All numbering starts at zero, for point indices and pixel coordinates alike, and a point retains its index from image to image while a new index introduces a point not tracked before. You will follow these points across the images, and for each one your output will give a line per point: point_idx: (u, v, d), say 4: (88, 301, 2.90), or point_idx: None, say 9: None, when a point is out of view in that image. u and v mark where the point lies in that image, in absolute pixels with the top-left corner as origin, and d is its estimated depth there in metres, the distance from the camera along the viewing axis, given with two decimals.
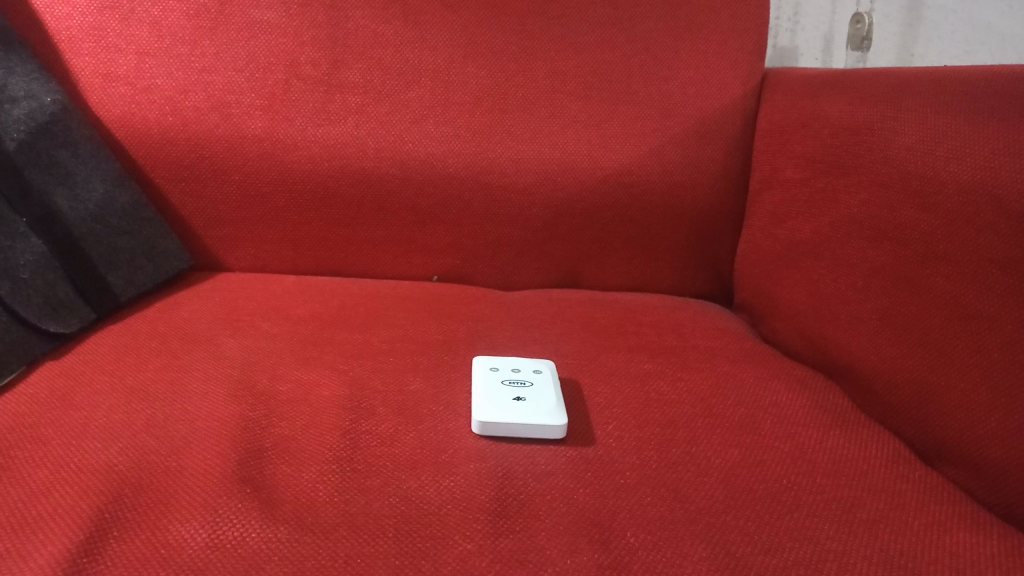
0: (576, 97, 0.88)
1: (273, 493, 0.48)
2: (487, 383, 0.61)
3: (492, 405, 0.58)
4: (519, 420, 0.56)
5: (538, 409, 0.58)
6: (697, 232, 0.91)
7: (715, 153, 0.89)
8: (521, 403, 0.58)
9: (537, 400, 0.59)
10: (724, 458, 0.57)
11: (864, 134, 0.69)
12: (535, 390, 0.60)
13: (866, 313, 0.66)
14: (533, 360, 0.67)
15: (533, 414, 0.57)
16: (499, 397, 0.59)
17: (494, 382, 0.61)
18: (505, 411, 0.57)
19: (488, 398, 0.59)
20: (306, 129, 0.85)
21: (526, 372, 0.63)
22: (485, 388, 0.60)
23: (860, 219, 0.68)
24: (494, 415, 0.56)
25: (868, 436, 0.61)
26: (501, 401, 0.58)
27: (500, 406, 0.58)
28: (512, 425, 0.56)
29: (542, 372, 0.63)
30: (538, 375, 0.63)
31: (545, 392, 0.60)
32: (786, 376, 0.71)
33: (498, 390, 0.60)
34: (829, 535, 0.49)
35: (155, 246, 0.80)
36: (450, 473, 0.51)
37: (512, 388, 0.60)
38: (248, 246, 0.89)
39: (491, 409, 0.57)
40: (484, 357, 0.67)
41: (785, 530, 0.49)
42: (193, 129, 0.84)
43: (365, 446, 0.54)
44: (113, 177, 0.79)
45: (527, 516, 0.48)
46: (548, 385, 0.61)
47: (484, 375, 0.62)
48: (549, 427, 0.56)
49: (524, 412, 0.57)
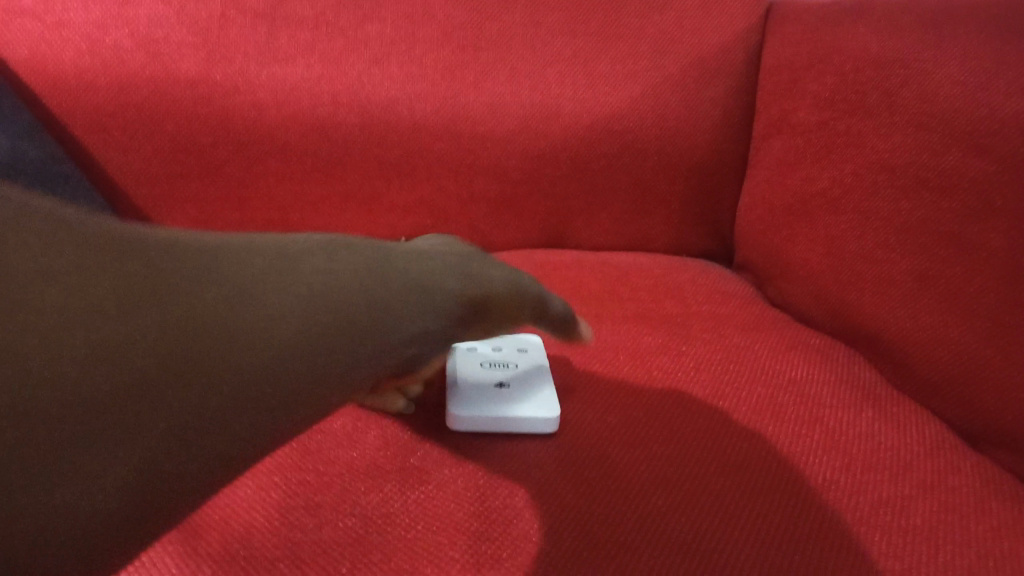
0: (557, 33, 0.77)
1: (195, 516, 0.39)
2: (461, 365, 0.52)
3: (469, 394, 0.49)
4: (504, 411, 0.47)
5: (526, 396, 0.49)
6: (696, 186, 0.80)
7: (716, 93, 0.78)
8: (505, 391, 0.50)
9: (523, 385, 0.50)
10: (746, 451, 0.49)
11: (898, 68, 0.60)
12: (521, 374, 0.52)
13: (900, 274, 0.57)
14: (516, 336, 0.58)
15: (520, 404, 0.48)
16: (477, 383, 0.50)
17: (470, 364, 0.52)
18: (485, 401, 0.48)
19: (463, 385, 0.49)
20: (249, 71, 0.73)
21: (508, 354, 0.54)
22: (459, 372, 0.51)
23: (892, 166, 0.59)
24: (471, 407, 0.47)
25: (904, 416, 0.53)
26: (479, 388, 0.49)
27: (478, 395, 0.49)
28: (495, 418, 0.47)
29: (528, 353, 0.55)
30: (523, 356, 0.54)
31: (533, 375, 0.52)
32: (804, 346, 0.62)
33: (475, 374, 0.51)
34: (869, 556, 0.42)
35: (76, 207, 0.70)
36: (421, 483, 0.43)
37: (492, 372, 0.51)
38: (187, 207, 0.77)
39: (466, 399, 0.48)
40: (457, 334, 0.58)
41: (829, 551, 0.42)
42: (116, 72, 0.72)
43: (315, 450, 0.44)
44: (25, 128, 0.69)
45: (515, 537, 0.40)
46: (537, 365, 0.53)
47: (458, 356, 0.53)
48: (541, 419, 0.47)
49: (509, 402, 0.48)
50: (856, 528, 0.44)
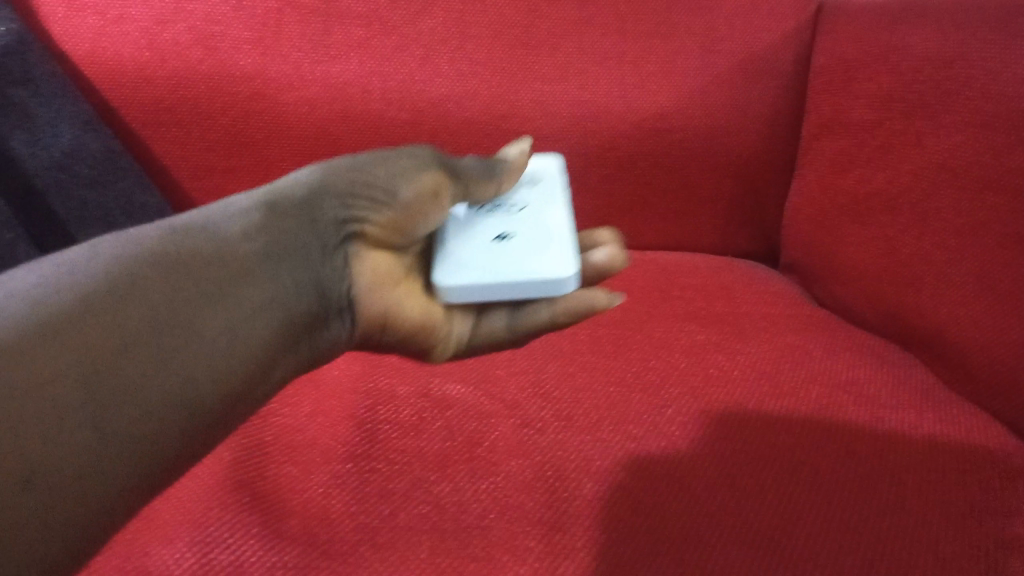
0: (608, 30, 0.74)
1: (277, 501, 0.44)
2: (462, 214, 0.53)
3: (466, 248, 0.49)
4: (508, 269, 0.48)
5: (533, 245, 0.49)
6: (744, 185, 0.80)
7: (763, 93, 0.76)
8: (506, 242, 0.50)
9: (533, 232, 0.51)
10: (810, 450, 0.49)
11: (960, 67, 0.59)
12: (528, 219, 0.52)
13: (960, 276, 0.57)
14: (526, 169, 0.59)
15: (528, 257, 0.49)
16: (475, 235, 0.51)
17: (469, 209, 0.54)
18: (483, 258, 0.49)
19: (457, 238, 0.50)
20: (303, 67, 0.73)
21: (517, 198, 0.55)
22: (458, 223, 0.52)
23: (952, 165, 0.58)
24: (466, 276, 0.48)
25: (967, 417, 0.53)
26: (476, 241, 0.50)
27: (476, 249, 0.49)
28: (495, 278, 0.48)
29: (538, 188, 0.56)
30: (531, 197, 0.55)
31: (542, 219, 0.52)
32: (857, 345, 0.62)
33: (476, 225, 0.52)
34: (928, 559, 0.43)
35: (133, 199, 0.72)
36: (489, 474, 0.46)
37: (496, 222, 0.52)
38: (240, 199, 0.79)
39: (462, 259, 0.49)
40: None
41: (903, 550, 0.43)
42: (174, 67, 0.72)
43: (385, 439, 0.47)
44: (83, 119, 0.69)
45: (588, 528, 0.43)
46: (548, 207, 0.53)
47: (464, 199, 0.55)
48: (553, 273, 0.47)
49: (514, 257, 0.49)
50: (916, 531, 0.44)
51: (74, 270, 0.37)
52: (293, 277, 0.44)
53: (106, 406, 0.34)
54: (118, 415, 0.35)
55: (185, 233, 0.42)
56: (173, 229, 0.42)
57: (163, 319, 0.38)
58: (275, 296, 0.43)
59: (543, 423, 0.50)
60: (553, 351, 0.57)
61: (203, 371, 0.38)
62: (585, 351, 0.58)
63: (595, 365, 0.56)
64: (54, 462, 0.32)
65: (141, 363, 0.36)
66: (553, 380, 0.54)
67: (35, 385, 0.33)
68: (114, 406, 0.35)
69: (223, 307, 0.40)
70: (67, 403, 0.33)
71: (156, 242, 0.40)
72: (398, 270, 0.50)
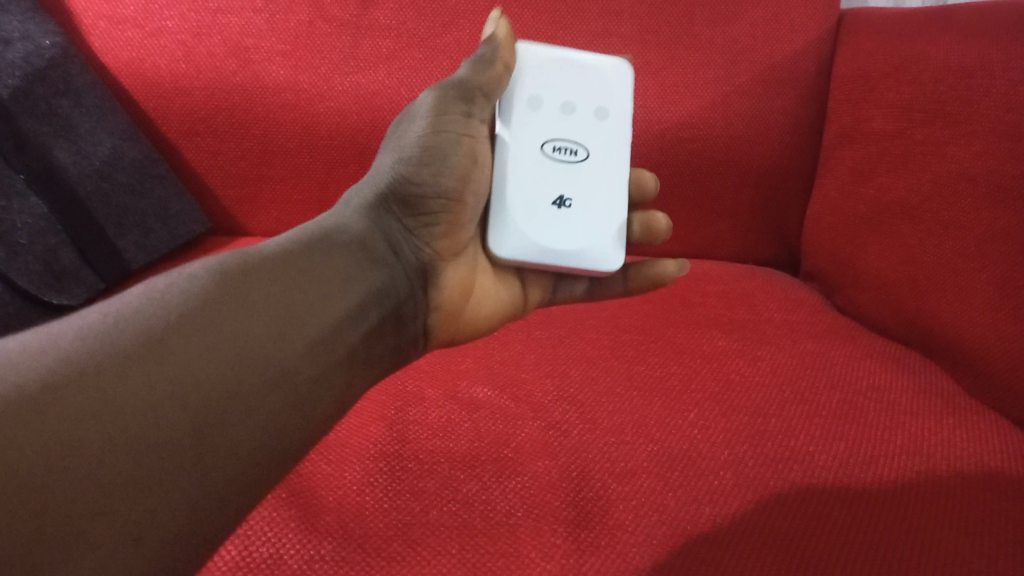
0: (630, 41, 0.75)
1: (312, 497, 0.45)
2: (524, 154, 0.50)
3: (525, 215, 0.49)
4: (563, 249, 0.50)
5: (589, 223, 0.50)
6: (765, 193, 0.80)
7: (785, 103, 0.77)
8: (566, 210, 0.50)
9: (591, 204, 0.51)
10: (831, 454, 0.50)
11: (980, 77, 0.60)
12: (587, 179, 0.51)
13: (980, 284, 0.57)
14: (599, 84, 0.53)
15: (583, 239, 0.50)
16: (535, 193, 0.50)
17: (534, 151, 0.50)
18: (541, 230, 0.49)
19: (518, 199, 0.49)
20: (333, 78, 0.75)
21: (584, 138, 0.52)
22: (521, 172, 0.50)
23: (972, 175, 0.59)
24: (519, 252, 0.49)
25: (988, 424, 0.53)
26: (538, 206, 0.50)
27: (535, 216, 0.49)
28: (549, 258, 0.50)
29: (605, 128, 0.52)
30: (598, 139, 0.52)
31: (602, 184, 0.51)
32: (878, 353, 0.62)
33: (537, 177, 0.50)
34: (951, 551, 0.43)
35: (167, 206, 0.75)
36: (514, 474, 0.47)
37: (557, 175, 0.50)
38: (269, 207, 0.81)
39: (520, 229, 0.49)
40: (529, 55, 0.52)
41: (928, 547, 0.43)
42: (209, 78, 0.74)
43: (414, 439, 0.49)
44: (121, 129, 0.73)
45: (611, 526, 0.44)
46: (612, 165, 0.52)
47: (529, 125, 0.51)
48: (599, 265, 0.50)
49: (571, 235, 0.50)
50: (938, 527, 0.45)
51: (160, 298, 0.35)
52: (371, 295, 0.44)
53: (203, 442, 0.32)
54: (215, 448, 0.32)
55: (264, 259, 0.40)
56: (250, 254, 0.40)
57: (257, 346, 0.36)
58: (358, 317, 0.42)
59: (568, 425, 0.51)
60: (578, 355, 0.59)
61: (296, 399, 0.37)
62: (608, 356, 0.59)
63: (618, 370, 0.57)
64: (155, 503, 0.30)
65: (245, 397, 0.34)
66: (577, 385, 0.55)
67: (142, 420, 0.30)
68: (212, 435, 0.32)
69: (313, 336, 0.39)
70: (165, 433, 0.31)
71: (240, 267, 0.38)
72: (474, 275, 0.51)
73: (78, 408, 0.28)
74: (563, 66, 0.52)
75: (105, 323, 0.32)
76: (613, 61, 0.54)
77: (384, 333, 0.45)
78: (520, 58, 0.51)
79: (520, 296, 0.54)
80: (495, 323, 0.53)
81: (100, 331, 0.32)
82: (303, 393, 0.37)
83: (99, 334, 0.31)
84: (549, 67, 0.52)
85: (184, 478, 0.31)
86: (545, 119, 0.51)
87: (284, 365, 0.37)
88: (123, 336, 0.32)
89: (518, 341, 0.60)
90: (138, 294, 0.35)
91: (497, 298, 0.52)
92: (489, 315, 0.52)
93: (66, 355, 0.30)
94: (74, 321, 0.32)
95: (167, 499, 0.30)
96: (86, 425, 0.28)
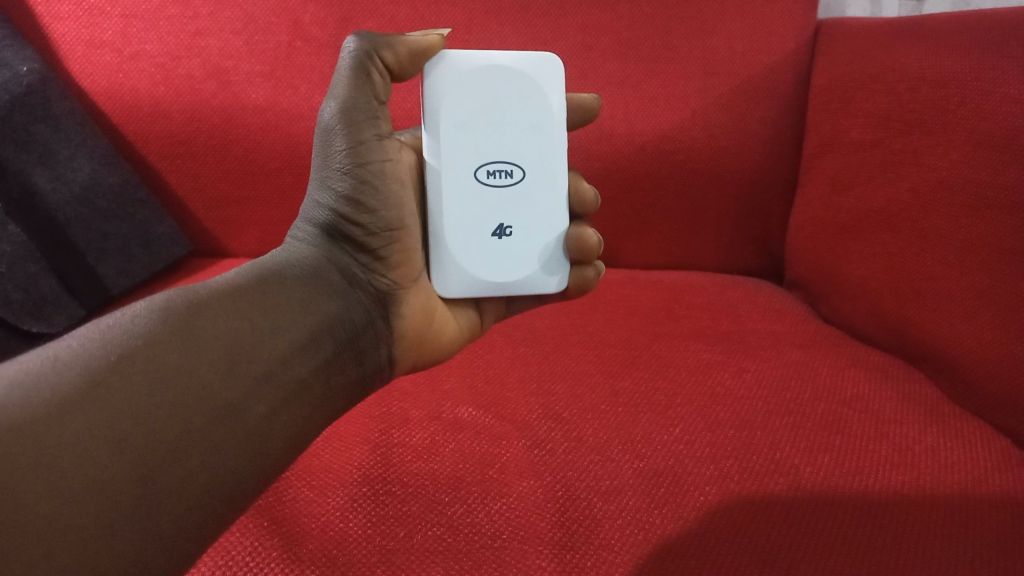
0: (610, 56, 0.75)
1: (295, 525, 0.44)
2: (459, 186, 0.50)
3: (467, 250, 0.51)
4: (507, 278, 0.52)
5: (532, 248, 0.52)
6: (747, 204, 0.81)
7: (765, 114, 0.78)
8: (507, 239, 0.52)
9: (531, 227, 0.52)
10: (815, 466, 0.50)
11: (953, 87, 0.59)
12: (525, 200, 0.52)
13: (960, 293, 0.57)
14: (527, 88, 0.50)
15: (527, 265, 0.52)
16: (474, 227, 0.51)
17: (469, 183, 0.50)
18: (484, 263, 0.51)
19: (457, 236, 0.51)
20: (313, 99, 0.75)
21: (518, 155, 0.51)
22: (459, 207, 0.50)
23: (949, 183, 0.58)
24: (464, 289, 0.51)
25: (970, 433, 0.53)
26: (478, 240, 0.51)
27: (476, 251, 0.51)
28: (495, 288, 0.52)
29: (538, 139, 0.51)
30: (531, 154, 0.51)
31: (539, 202, 0.52)
32: (859, 362, 0.63)
33: (475, 210, 0.51)
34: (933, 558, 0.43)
35: (149, 231, 0.75)
36: (500, 495, 0.47)
37: (494, 203, 0.51)
38: (253, 228, 0.80)
39: (462, 265, 0.51)
40: (448, 72, 0.49)
41: (908, 554, 0.43)
42: (189, 100, 0.74)
43: (398, 462, 0.49)
44: (101, 154, 0.73)
45: (596, 546, 0.44)
46: (548, 178, 0.52)
47: (461, 152, 0.50)
48: (545, 286, 0.53)
49: (514, 263, 0.52)
50: (917, 533, 0.45)
51: (99, 344, 0.35)
52: (323, 328, 0.44)
53: (149, 486, 0.32)
54: (162, 487, 0.32)
55: (205, 297, 0.40)
56: (190, 293, 0.40)
57: (202, 386, 0.36)
58: (309, 349, 0.43)
59: (554, 444, 0.51)
60: (563, 372, 0.59)
61: (244, 438, 0.37)
62: (593, 371, 0.59)
63: (603, 386, 0.57)
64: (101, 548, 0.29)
65: (191, 437, 0.34)
66: (562, 403, 0.55)
67: (83, 465, 0.30)
68: (158, 478, 0.32)
69: (259, 373, 0.39)
70: (109, 476, 0.31)
71: (179, 307, 0.38)
72: (430, 300, 0.52)
73: (15, 456, 0.28)
74: (487, 75, 0.49)
75: (47, 369, 0.32)
76: (538, 55, 0.50)
77: (342, 363, 0.45)
78: (438, 79, 0.49)
79: (476, 316, 0.57)
80: (456, 345, 0.54)
81: (39, 378, 0.32)
82: (254, 428, 0.37)
83: (38, 381, 0.31)
84: (472, 82, 0.49)
85: (130, 522, 0.31)
86: (476, 143, 0.50)
87: (232, 401, 0.37)
88: (63, 382, 0.32)
89: (502, 359, 0.61)
90: (81, 339, 0.35)
91: (455, 322, 0.54)
92: (450, 336, 0.53)
93: (2, 402, 0.30)
94: (14, 368, 0.32)
95: (114, 542, 0.30)
96: (26, 472, 0.28)
